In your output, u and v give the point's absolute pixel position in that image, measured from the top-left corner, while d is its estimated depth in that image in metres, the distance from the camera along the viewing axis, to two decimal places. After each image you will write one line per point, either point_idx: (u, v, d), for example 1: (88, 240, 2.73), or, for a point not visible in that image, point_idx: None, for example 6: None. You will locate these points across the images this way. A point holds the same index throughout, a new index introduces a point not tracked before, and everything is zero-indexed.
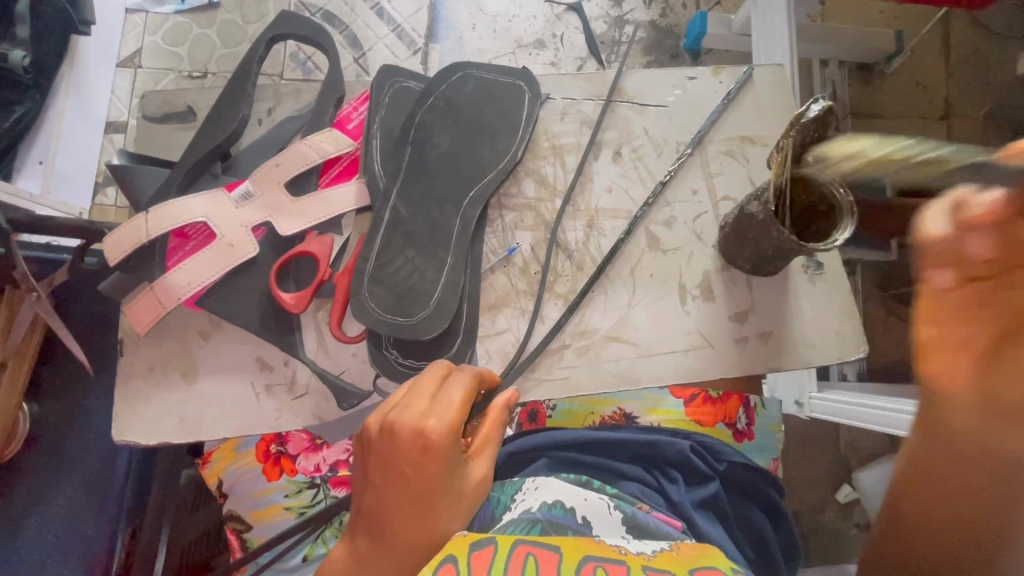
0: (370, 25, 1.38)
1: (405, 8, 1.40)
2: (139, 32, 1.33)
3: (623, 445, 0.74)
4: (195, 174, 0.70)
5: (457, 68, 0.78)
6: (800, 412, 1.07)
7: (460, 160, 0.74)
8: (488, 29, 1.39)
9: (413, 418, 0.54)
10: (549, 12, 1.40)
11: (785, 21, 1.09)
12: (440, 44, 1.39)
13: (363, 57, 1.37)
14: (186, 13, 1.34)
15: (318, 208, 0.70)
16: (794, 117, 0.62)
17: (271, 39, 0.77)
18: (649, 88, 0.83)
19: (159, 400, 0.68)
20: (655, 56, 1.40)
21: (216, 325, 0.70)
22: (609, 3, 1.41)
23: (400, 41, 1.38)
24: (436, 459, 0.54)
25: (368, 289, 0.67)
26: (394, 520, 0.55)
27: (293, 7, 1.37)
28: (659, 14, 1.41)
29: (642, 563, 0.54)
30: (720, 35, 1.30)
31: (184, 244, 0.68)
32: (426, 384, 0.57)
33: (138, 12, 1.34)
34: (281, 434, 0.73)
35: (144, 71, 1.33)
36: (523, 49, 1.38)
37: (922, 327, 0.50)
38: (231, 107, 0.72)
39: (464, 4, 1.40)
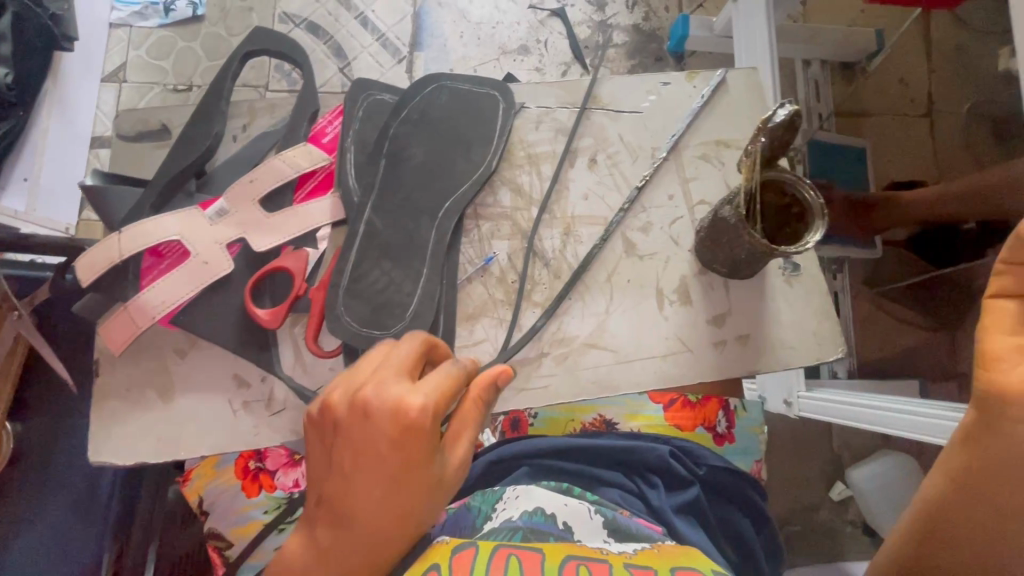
0: (355, 34, 1.38)
1: (389, 17, 1.40)
2: (123, 47, 1.32)
3: (603, 452, 0.74)
4: (169, 193, 0.70)
5: (431, 80, 0.78)
6: (788, 412, 1.03)
7: (435, 171, 0.74)
8: (472, 37, 1.39)
9: (392, 397, 0.47)
10: (532, 18, 1.41)
11: (765, 22, 1.09)
12: (425, 52, 1.39)
13: (347, 66, 1.37)
14: (171, 26, 1.34)
15: (292, 223, 0.70)
16: (761, 121, 0.61)
17: (245, 55, 0.78)
18: (623, 94, 0.83)
19: (137, 420, 0.68)
20: (639, 60, 1.41)
21: (193, 343, 0.70)
22: (592, 8, 1.41)
23: (384, 50, 1.38)
24: (418, 444, 0.48)
25: (344, 303, 0.67)
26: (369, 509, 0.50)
27: (278, 19, 1.37)
28: (641, 18, 1.42)
29: (623, 561, 0.58)
30: (703, 38, 1.31)
31: (158, 263, 0.68)
32: (408, 358, 0.51)
33: (122, 27, 1.33)
34: (260, 450, 0.74)
35: (129, 86, 1.32)
36: (508, 56, 1.39)
37: (994, 338, 0.52)
38: (204, 126, 0.73)
39: (448, 12, 1.41)
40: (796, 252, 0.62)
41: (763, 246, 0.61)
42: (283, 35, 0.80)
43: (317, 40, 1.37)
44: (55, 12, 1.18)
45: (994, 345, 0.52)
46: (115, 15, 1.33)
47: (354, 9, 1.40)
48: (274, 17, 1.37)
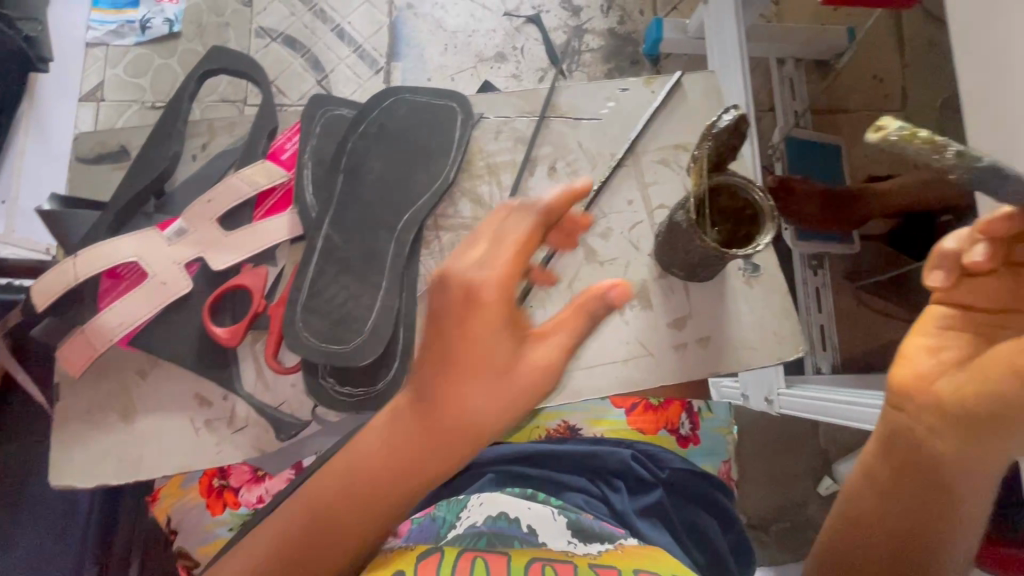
0: (331, 46, 1.34)
1: (365, 28, 1.36)
2: (101, 66, 1.26)
3: (569, 456, 0.75)
4: (128, 214, 0.71)
5: (389, 93, 0.78)
6: (769, 409, 0.92)
7: (394, 184, 0.74)
8: (447, 45, 1.36)
9: (463, 267, 0.46)
10: (508, 25, 1.37)
11: (733, 23, 1.03)
12: (402, 62, 1.35)
13: (325, 79, 1.33)
14: (148, 44, 1.29)
15: (250, 241, 0.71)
16: (706, 127, 0.62)
17: (202, 75, 0.78)
18: (582, 101, 0.82)
19: (100, 441, 0.69)
20: (616, 63, 1.37)
21: (154, 363, 0.70)
22: (566, 13, 1.39)
23: (362, 61, 1.34)
24: (482, 319, 0.45)
25: (302, 320, 0.68)
26: (437, 385, 0.47)
27: (255, 33, 1.33)
28: (617, 22, 1.39)
29: (589, 562, 0.59)
30: (677, 41, 1.30)
31: (117, 285, 0.69)
32: (486, 229, 0.48)
33: (99, 46, 1.27)
34: (221, 469, 0.73)
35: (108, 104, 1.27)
36: (484, 64, 1.36)
37: (915, 336, 0.52)
38: (161, 147, 0.73)
39: (423, 22, 1.37)
40: (748, 254, 0.61)
41: (712, 246, 0.61)
42: (239, 53, 0.80)
43: (295, 53, 1.33)
44: (29, 34, 1.07)
45: (906, 344, 0.52)
46: (91, 34, 1.25)
47: (330, 20, 1.36)
48: (250, 33, 1.33)
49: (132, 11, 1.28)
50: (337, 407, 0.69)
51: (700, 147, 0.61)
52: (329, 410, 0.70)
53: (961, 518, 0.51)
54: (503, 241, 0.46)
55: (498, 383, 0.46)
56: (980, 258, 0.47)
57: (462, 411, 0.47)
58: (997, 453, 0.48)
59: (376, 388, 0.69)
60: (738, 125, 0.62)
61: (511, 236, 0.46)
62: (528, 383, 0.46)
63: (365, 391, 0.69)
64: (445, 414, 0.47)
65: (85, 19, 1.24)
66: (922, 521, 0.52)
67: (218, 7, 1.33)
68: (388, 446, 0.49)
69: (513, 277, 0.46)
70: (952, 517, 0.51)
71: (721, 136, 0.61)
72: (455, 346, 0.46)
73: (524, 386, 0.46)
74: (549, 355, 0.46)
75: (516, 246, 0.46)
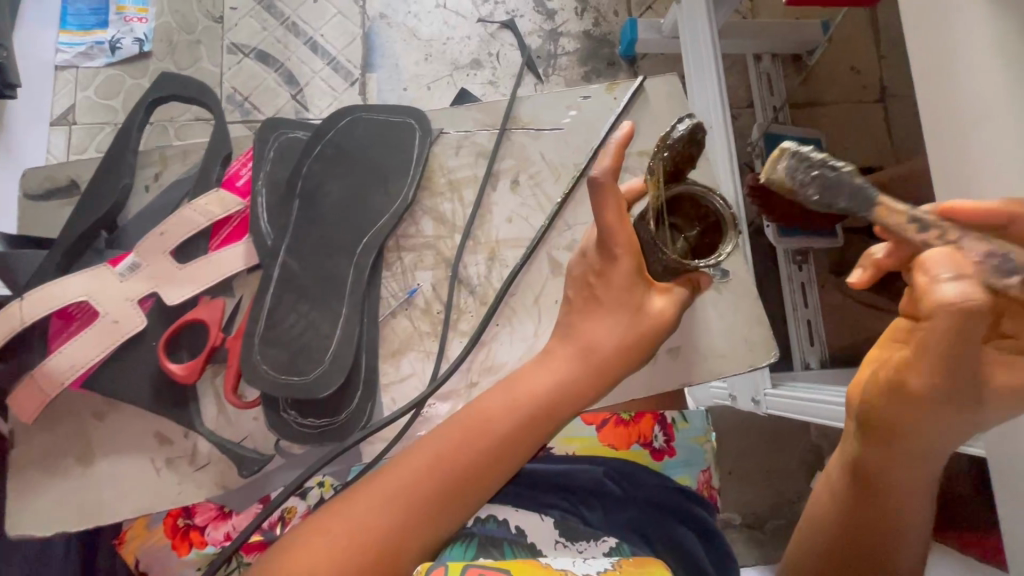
0: (304, 60, 1.26)
1: (338, 40, 1.28)
2: (71, 88, 1.20)
3: (542, 476, 0.74)
4: (77, 252, 0.69)
5: (345, 112, 0.76)
6: (757, 409, 0.93)
7: (353, 206, 0.72)
8: (422, 55, 1.28)
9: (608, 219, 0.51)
10: (481, 31, 1.29)
11: (706, 27, 0.99)
12: (378, 73, 1.27)
13: (300, 93, 1.25)
14: (120, 64, 1.22)
15: (206, 272, 0.69)
16: (661, 138, 0.52)
17: (152, 103, 0.76)
18: (543, 112, 0.80)
19: (57, 485, 0.66)
20: (592, 66, 1.29)
21: (112, 405, 0.68)
22: (542, 16, 1.31)
23: (336, 74, 1.26)
24: (623, 273, 0.53)
25: (260, 351, 0.67)
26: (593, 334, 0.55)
27: (226, 50, 1.25)
28: (592, 24, 1.31)
29: None
30: (651, 40, 1.22)
31: (68, 325, 0.66)
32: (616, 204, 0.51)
33: (69, 69, 1.21)
34: (186, 508, 0.71)
35: (80, 128, 1.20)
36: (460, 72, 1.28)
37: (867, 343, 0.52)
38: (110, 179, 0.72)
39: (397, 31, 1.29)
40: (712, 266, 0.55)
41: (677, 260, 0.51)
42: (190, 78, 0.78)
43: (268, 68, 1.25)
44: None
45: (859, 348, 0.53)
46: (59, 56, 1.21)
47: (302, 33, 1.27)
48: (221, 49, 1.25)
49: (102, 31, 1.22)
50: (303, 439, 0.67)
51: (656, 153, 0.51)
52: (293, 443, 0.68)
53: (910, 519, 0.51)
54: (618, 205, 0.51)
55: (634, 327, 0.54)
56: (881, 255, 0.48)
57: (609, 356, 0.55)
58: (910, 459, 0.47)
59: (339, 418, 0.68)
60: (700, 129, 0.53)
61: (615, 205, 0.51)
62: (654, 329, 0.54)
63: (328, 421, 0.68)
64: (597, 361, 0.54)
65: (52, 42, 1.20)
66: (871, 525, 0.51)
67: (188, 24, 1.25)
68: (555, 386, 0.54)
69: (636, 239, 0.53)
70: (896, 522, 0.51)
71: (679, 145, 0.52)
72: (599, 297, 0.55)
73: (661, 326, 0.54)
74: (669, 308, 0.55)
75: (622, 216, 0.51)
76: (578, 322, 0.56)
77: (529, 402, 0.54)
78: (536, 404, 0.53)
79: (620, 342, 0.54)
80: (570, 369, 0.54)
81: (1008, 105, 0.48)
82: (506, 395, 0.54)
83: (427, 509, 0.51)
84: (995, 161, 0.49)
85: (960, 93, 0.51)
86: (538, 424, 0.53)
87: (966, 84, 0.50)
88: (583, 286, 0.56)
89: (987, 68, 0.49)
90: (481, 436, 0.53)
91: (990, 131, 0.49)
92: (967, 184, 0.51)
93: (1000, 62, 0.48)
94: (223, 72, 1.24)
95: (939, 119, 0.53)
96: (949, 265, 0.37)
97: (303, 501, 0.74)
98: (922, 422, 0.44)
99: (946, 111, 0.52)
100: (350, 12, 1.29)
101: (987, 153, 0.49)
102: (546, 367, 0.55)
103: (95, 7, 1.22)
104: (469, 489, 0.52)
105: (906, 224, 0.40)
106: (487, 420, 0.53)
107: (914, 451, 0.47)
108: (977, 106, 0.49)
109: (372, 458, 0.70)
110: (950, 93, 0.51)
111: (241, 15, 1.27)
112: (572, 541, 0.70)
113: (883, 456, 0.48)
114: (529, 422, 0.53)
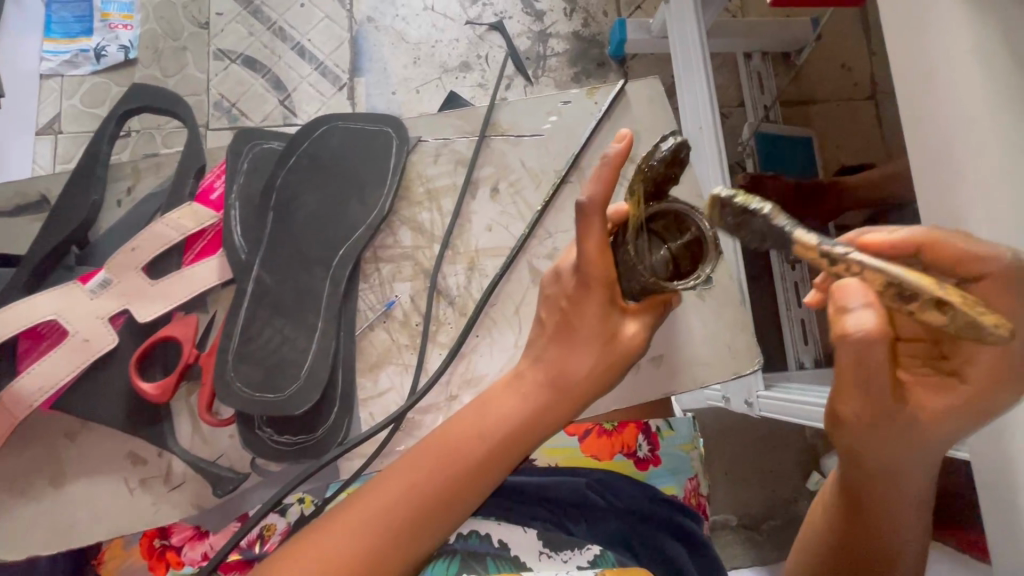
0: (293, 64, 1.19)
1: (326, 43, 1.21)
2: (56, 97, 1.14)
3: (524, 488, 0.73)
4: (46, 268, 0.69)
5: (321, 122, 0.75)
6: (749, 411, 0.91)
7: (329, 218, 0.71)
8: (410, 58, 1.21)
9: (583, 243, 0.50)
10: (470, 34, 1.21)
11: (695, 28, 0.97)
12: (366, 76, 1.20)
13: (288, 99, 1.18)
14: (105, 73, 1.16)
15: (178, 288, 0.68)
16: (644, 157, 0.48)
17: (123, 115, 0.75)
18: (522, 118, 0.79)
19: (31, 508, 0.66)
20: (582, 67, 1.21)
21: (83, 425, 0.67)
22: (530, 17, 1.22)
23: (324, 79, 1.19)
24: (596, 294, 0.52)
25: (234, 369, 0.65)
26: (566, 359, 0.53)
27: (212, 57, 1.18)
28: (582, 24, 1.22)
29: None
30: (641, 42, 1.15)
31: (37, 345, 0.66)
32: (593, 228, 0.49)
33: (53, 77, 1.15)
34: (162, 528, 0.70)
35: (67, 138, 1.14)
36: (450, 74, 1.19)
37: None
38: (80, 193, 0.71)
39: (385, 34, 1.22)
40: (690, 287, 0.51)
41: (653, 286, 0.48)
42: (162, 89, 0.77)
43: (256, 74, 1.18)
44: None
45: None
46: (44, 65, 1.14)
47: (290, 38, 1.21)
48: (208, 56, 1.18)
49: (87, 39, 1.16)
50: (279, 456, 0.66)
51: (637, 173, 0.48)
52: (268, 460, 0.67)
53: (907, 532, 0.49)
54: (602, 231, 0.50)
55: (604, 353, 0.54)
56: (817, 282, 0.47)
57: (584, 380, 0.53)
58: (886, 478, 0.47)
59: (316, 434, 0.67)
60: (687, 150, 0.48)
61: (600, 229, 0.50)
62: (627, 353, 0.54)
63: (305, 438, 0.67)
64: (572, 386, 0.53)
65: (37, 51, 1.15)
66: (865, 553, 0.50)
67: (175, 30, 1.18)
68: (528, 409, 0.53)
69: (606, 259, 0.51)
70: (891, 540, 0.50)
71: (662, 166, 0.47)
72: (571, 322, 0.53)
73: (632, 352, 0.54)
74: (642, 331, 0.54)
75: (603, 245, 0.50)
76: (550, 347, 0.54)
77: (500, 426, 0.53)
78: (508, 429, 0.53)
79: (592, 368, 0.53)
80: (541, 393, 0.54)
81: (988, 104, 0.42)
82: (477, 420, 0.53)
83: (402, 538, 0.49)
84: (980, 167, 0.43)
85: (937, 88, 0.45)
86: (510, 448, 0.53)
87: (943, 78, 0.44)
88: (556, 308, 0.55)
89: (962, 61, 0.43)
90: (453, 463, 0.52)
91: (975, 132, 0.43)
92: (952, 193, 0.45)
93: (974, 55, 0.43)
94: (210, 79, 1.17)
95: (914, 120, 0.47)
96: (860, 294, 0.37)
97: (283, 518, 0.72)
98: (874, 445, 0.44)
99: (920, 111, 0.46)
100: (338, 15, 1.22)
101: (973, 158, 0.43)
102: (516, 393, 0.54)
103: (79, 14, 1.16)
104: (441, 517, 0.51)
105: (822, 259, 0.38)
106: (458, 445, 0.52)
107: (884, 472, 0.46)
108: (958, 104, 0.43)
109: (350, 474, 0.69)
110: (924, 89, 0.46)
111: (227, 20, 1.20)
112: (556, 551, 0.70)
113: (861, 482, 0.48)
114: (500, 448, 0.52)
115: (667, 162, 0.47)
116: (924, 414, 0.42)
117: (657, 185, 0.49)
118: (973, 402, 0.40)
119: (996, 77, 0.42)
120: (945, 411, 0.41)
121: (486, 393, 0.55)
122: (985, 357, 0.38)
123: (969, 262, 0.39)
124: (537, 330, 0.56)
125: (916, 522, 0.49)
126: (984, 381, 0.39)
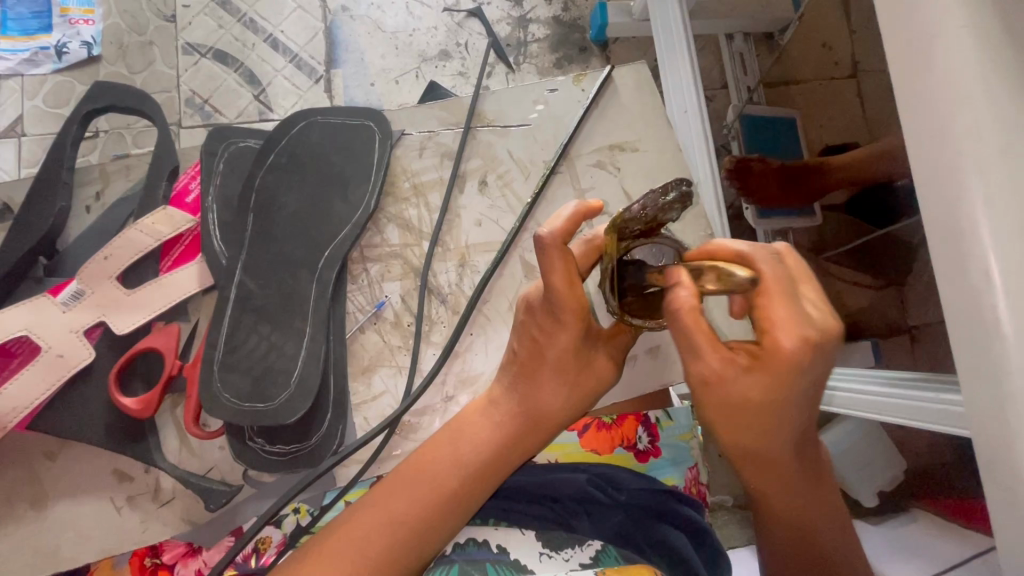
0: (266, 58, 1.15)
1: (300, 34, 1.16)
2: (17, 98, 1.07)
3: (527, 488, 0.72)
4: (15, 281, 0.67)
5: (299, 117, 0.72)
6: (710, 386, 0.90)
7: (313, 218, 0.68)
8: (389, 47, 1.16)
9: (557, 282, 0.52)
10: (448, 20, 1.17)
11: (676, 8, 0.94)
12: (343, 68, 1.15)
13: (263, 93, 1.13)
14: (68, 71, 1.09)
15: (158, 297, 0.66)
16: (638, 205, 0.48)
17: (86, 115, 0.73)
18: (509, 107, 0.77)
19: (15, 530, 0.65)
20: (564, 52, 1.17)
21: (63, 443, 0.66)
22: (509, 2, 1.18)
23: (300, 72, 1.15)
24: (569, 328, 0.55)
25: (220, 379, 0.63)
26: (534, 389, 0.58)
27: (181, 51, 1.13)
28: (562, 8, 1.19)
29: None
30: (623, 25, 1.11)
31: (9, 362, 0.64)
32: (557, 266, 0.52)
33: (13, 77, 1.08)
34: (154, 545, 0.67)
35: (31, 140, 1.08)
36: (429, 64, 1.16)
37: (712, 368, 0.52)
38: (46, 202, 0.68)
39: (359, 23, 1.17)
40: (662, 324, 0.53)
41: (613, 312, 0.53)
42: (125, 87, 0.74)
43: (228, 68, 1.13)
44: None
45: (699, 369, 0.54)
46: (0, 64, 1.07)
47: (262, 31, 1.16)
48: (177, 50, 1.13)
49: (46, 35, 1.09)
50: (271, 468, 0.65)
51: (616, 219, 0.49)
52: (262, 472, 0.66)
53: (807, 511, 0.52)
54: (565, 265, 0.52)
55: (578, 383, 0.59)
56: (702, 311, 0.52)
57: (553, 411, 0.59)
58: (762, 463, 0.49)
59: (310, 442, 0.65)
60: (682, 203, 0.47)
61: (562, 264, 0.52)
62: (599, 383, 0.59)
63: (297, 448, 0.65)
64: (541, 418, 0.59)
65: None
66: (795, 528, 0.53)
67: (140, 25, 1.12)
68: (500, 439, 0.59)
69: (577, 291, 0.53)
70: (803, 516, 0.52)
71: (643, 220, 0.48)
72: (543, 350, 0.57)
73: (602, 379, 0.59)
74: (616, 356, 0.60)
75: (569, 277, 0.52)
76: (525, 381, 0.59)
77: (477, 455, 0.58)
78: (484, 458, 0.58)
79: (563, 400, 0.58)
80: (513, 428, 0.59)
81: (991, 80, 0.38)
82: (454, 447, 0.59)
83: (398, 553, 0.55)
84: (980, 149, 0.37)
85: (933, 63, 0.40)
86: (483, 477, 0.58)
87: (934, 56, 0.40)
88: (527, 337, 0.58)
89: (956, 35, 0.39)
90: (431, 490, 0.57)
91: (969, 112, 0.38)
92: (948, 175, 0.39)
93: (969, 26, 0.38)
94: (180, 75, 1.12)
95: (904, 100, 0.42)
96: (677, 274, 0.45)
97: (279, 530, 0.70)
98: (727, 422, 0.46)
99: (911, 87, 0.41)
100: (310, 5, 1.17)
101: (970, 140, 0.38)
102: (489, 421, 0.59)
103: (37, 9, 1.08)
104: (424, 543, 0.56)
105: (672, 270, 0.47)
106: (435, 472, 0.58)
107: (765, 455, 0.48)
108: (956, 79, 0.39)
109: (347, 482, 0.67)
110: (920, 66, 0.40)
111: (195, 13, 1.15)
112: (557, 550, 0.70)
113: (757, 471, 0.50)
114: (476, 475, 0.58)
115: (653, 213, 0.48)
116: (746, 386, 0.44)
117: (644, 229, 0.50)
118: (782, 380, 0.43)
119: (998, 49, 0.38)
120: (765, 381, 0.43)
121: (460, 419, 0.61)
122: (784, 336, 0.41)
123: (758, 255, 0.44)
124: (511, 358, 0.60)
125: (810, 494, 0.52)
126: (782, 356, 0.41)
